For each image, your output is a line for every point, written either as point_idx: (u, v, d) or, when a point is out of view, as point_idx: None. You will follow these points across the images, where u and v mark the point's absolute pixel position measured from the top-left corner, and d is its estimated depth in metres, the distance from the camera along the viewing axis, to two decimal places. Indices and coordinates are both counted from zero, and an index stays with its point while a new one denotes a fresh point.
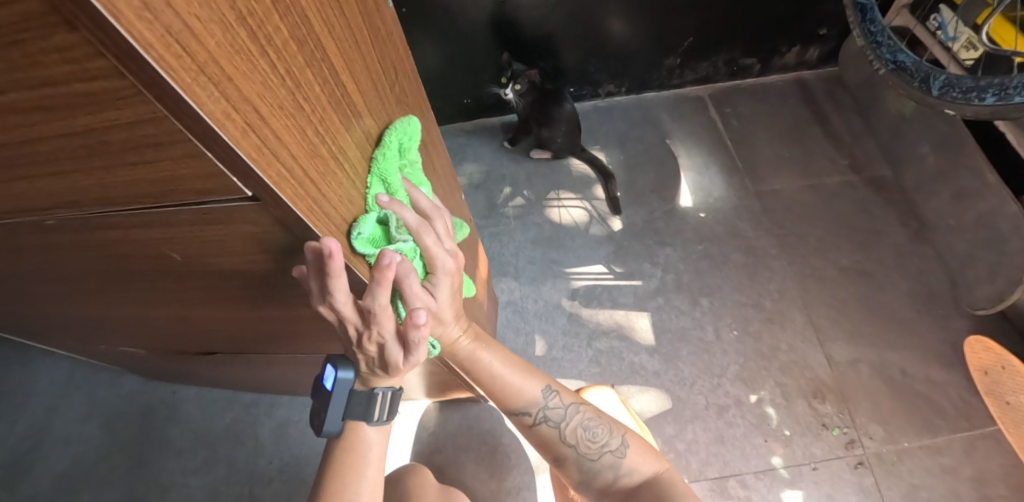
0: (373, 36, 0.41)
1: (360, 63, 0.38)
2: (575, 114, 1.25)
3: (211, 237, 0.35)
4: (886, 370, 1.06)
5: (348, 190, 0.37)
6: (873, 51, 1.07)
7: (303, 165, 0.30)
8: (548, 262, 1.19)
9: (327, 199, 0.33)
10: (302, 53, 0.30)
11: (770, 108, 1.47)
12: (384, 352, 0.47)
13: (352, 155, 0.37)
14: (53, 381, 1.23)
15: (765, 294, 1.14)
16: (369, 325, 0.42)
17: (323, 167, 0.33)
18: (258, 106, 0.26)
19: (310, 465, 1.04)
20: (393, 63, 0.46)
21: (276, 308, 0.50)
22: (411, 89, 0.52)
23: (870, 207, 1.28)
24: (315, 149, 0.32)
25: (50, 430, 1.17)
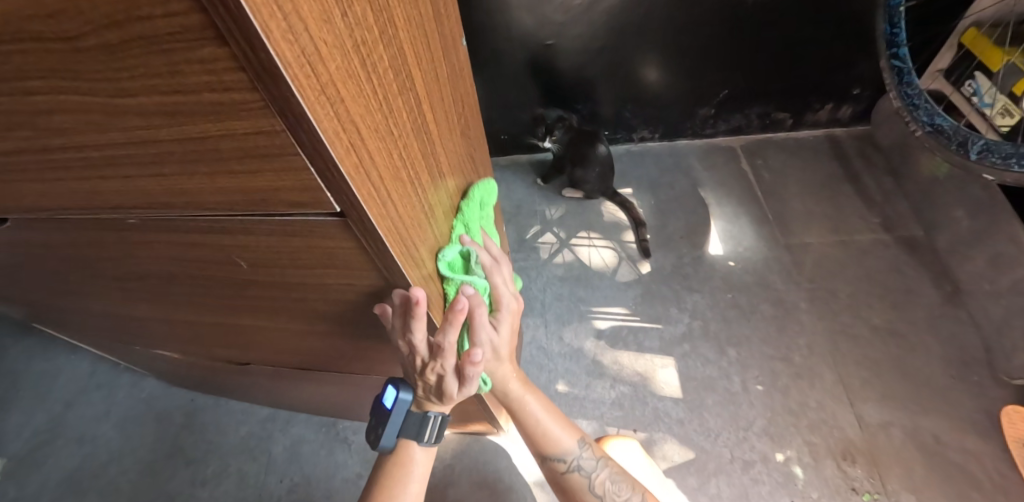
0: (448, 71, 0.43)
1: (437, 95, 0.41)
2: (609, 156, 1.28)
3: (284, 248, 0.36)
4: (921, 437, 1.01)
5: (419, 215, 0.38)
6: (910, 113, 1.10)
7: (387, 188, 0.31)
8: (574, 300, 1.19)
9: (402, 221, 0.34)
10: (397, 83, 0.32)
11: (801, 163, 1.49)
12: (442, 382, 0.51)
13: (424, 183, 0.38)
14: (76, 379, 1.24)
15: (794, 348, 1.11)
16: (435, 356, 0.48)
17: (402, 190, 0.34)
18: (360, 128, 0.27)
19: (319, 487, 1.01)
20: (461, 96, 0.48)
21: (326, 325, 0.52)
22: (472, 123, 0.54)
23: (903, 267, 1.26)
24: (397, 172, 0.33)
25: (66, 427, 1.18)
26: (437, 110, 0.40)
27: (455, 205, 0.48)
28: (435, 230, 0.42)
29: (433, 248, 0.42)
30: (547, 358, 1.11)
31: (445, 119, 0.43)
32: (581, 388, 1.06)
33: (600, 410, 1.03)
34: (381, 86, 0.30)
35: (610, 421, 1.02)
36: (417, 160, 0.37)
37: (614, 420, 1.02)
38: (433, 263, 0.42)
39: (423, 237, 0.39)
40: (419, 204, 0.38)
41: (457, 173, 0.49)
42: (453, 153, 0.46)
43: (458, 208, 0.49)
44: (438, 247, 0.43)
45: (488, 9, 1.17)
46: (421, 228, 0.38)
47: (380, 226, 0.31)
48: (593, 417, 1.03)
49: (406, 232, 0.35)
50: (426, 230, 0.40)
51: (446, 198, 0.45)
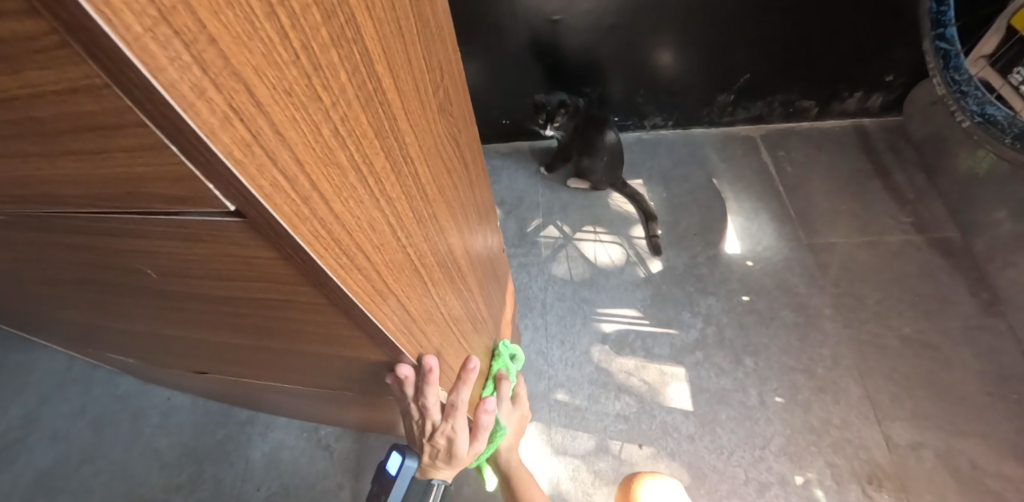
0: (421, 27, 0.34)
1: (402, 56, 0.31)
2: (619, 143, 1.18)
3: (190, 257, 0.28)
4: (955, 460, 0.91)
5: (375, 213, 0.29)
6: (956, 101, 1.00)
7: (312, 176, 0.22)
8: (579, 301, 1.10)
9: (344, 223, 0.25)
10: (330, 28, 0.23)
11: (825, 156, 1.38)
12: (451, 445, 0.58)
13: (382, 171, 0.30)
14: (50, 374, 1.18)
15: (817, 360, 1.01)
16: (444, 419, 0.54)
17: (340, 181, 0.25)
18: (255, 86, 0.18)
19: (299, 497, 0.95)
20: (441, 63, 0.39)
21: (270, 341, 0.43)
22: (459, 99, 0.44)
23: (936, 272, 1.15)
24: (332, 155, 0.24)
25: (40, 423, 1.11)
26: (401, 75, 0.31)
27: (434, 200, 0.39)
28: (403, 233, 0.33)
29: (401, 254, 0.33)
30: (547, 365, 1.02)
31: (415, 88, 0.34)
32: (583, 399, 0.98)
33: (604, 423, 0.95)
34: (300, 29, 0.20)
35: (613, 435, 0.94)
36: (370, 140, 0.28)
37: (617, 435, 0.94)
38: (402, 273, 0.33)
39: (383, 240, 0.30)
40: (375, 198, 0.29)
41: (436, 161, 0.39)
42: (428, 132, 0.37)
43: (438, 203, 0.40)
44: (407, 255, 0.34)
45: None
46: (380, 229, 0.30)
47: (298, 232, 0.22)
48: (596, 430, 0.94)
49: (354, 236, 0.26)
50: (388, 233, 0.31)
51: (420, 193, 0.36)
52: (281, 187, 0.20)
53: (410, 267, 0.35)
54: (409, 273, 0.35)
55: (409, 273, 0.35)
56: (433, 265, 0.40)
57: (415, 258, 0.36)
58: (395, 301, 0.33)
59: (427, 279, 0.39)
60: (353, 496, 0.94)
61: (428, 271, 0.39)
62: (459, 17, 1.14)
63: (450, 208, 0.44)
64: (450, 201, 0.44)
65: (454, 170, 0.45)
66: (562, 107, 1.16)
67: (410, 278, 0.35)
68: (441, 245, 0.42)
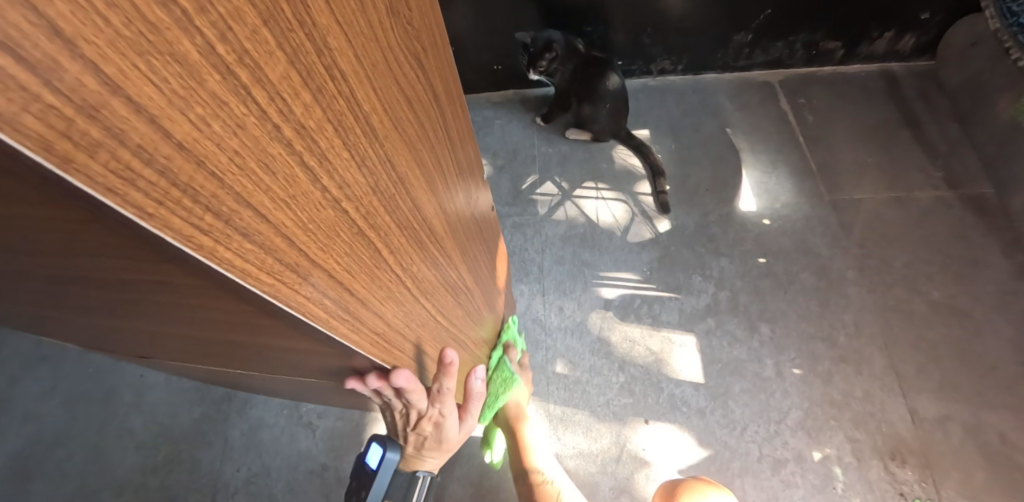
0: None
1: None
2: (623, 88, 1.06)
3: None
4: (984, 436, 0.84)
5: (267, 145, 0.19)
6: (1012, 37, 0.88)
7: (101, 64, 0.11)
8: (578, 264, 1.01)
9: (194, 159, 0.15)
10: None
11: (850, 104, 1.26)
12: (438, 430, 0.52)
13: (279, 79, 0.19)
14: (15, 350, 1.10)
15: (838, 326, 0.94)
16: (431, 406, 0.47)
17: (177, 81, 0.14)
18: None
19: (281, 479, 0.91)
20: None
21: (179, 330, 0.33)
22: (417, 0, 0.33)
23: (968, 231, 1.06)
24: (160, 36, 0.13)
25: (8, 402, 1.05)
26: None
27: (384, 138, 0.29)
28: (331, 178, 0.23)
29: (328, 210, 0.23)
30: (542, 334, 0.94)
31: None
32: (584, 371, 0.90)
33: (606, 397, 0.88)
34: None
35: (618, 410, 0.87)
36: (252, 23, 0.17)
37: (622, 410, 0.87)
38: (332, 236, 0.24)
39: (288, 187, 0.20)
40: (265, 120, 0.18)
41: (385, 80, 0.28)
42: (370, 40, 0.26)
43: (392, 141, 0.30)
44: (343, 213, 0.25)
45: None
46: (279, 170, 0.19)
47: (77, 171, 0.12)
48: (598, 404, 0.87)
49: (223, 182, 0.17)
50: (298, 178, 0.21)
51: (361, 127, 0.26)
52: (11, 77, 0.09)
53: (348, 229, 0.25)
54: (347, 239, 0.25)
55: (346, 236, 0.25)
56: (389, 226, 0.30)
57: (355, 217, 0.26)
58: (323, 278, 0.23)
59: (380, 245, 0.29)
60: (338, 477, 0.90)
61: (382, 234, 0.29)
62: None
63: (413, 150, 0.34)
64: (412, 140, 0.33)
65: (416, 98, 0.34)
66: (548, 51, 1.03)
67: (348, 244, 0.25)
68: (401, 199, 0.32)
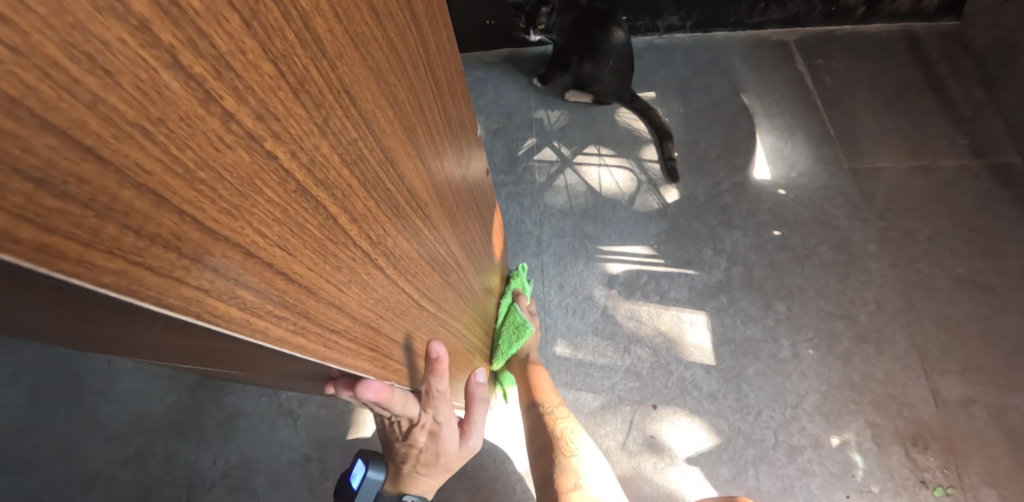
0: None
1: None
2: (628, 45, 0.96)
3: None
4: (1010, 419, 0.80)
5: (86, 17, 0.09)
6: None
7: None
8: (580, 237, 0.93)
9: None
10: None
11: (870, 66, 1.17)
12: (435, 440, 0.45)
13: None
14: None
15: (859, 304, 0.87)
16: (423, 413, 0.40)
17: None
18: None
19: (261, 472, 0.85)
20: None
21: (66, 339, 0.23)
22: None
23: (996, 203, 1.00)
24: None
25: None
26: None
27: (338, 57, 0.20)
28: (241, 101, 0.15)
29: (239, 150, 0.15)
30: (541, 312, 0.87)
31: None
32: (587, 352, 0.84)
33: (611, 381, 0.82)
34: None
35: (623, 395, 0.81)
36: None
37: (627, 395, 0.81)
38: (248, 192, 0.15)
39: (148, 102, 0.11)
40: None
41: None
42: None
43: (350, 64, 0.21)
44: (266, 158, 0.16)
45: None
46: (122, 68, 0.11)
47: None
48: (601, 387, 0.81)
49: None
50: (169, 89, 0.12)
51: (294, 29, 0.17)
52: None
53: (278, 184, 0.17)
54: (277, 198, 0.17)
55: (276, 195, 0.17)
56: (350, 185, 0.22)
57: (292, 165, 0.17)
58: (237, 257, 0.15)
59: (336, 211, 0.21)
60: (323, 468, 0.84)
61: (339, 196, 0.21)
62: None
63: (383, 83, 0.25)
64: (381, 70, 0.25)
65: (386, 13, 0.25)
66: (544, 5, 0.93)
67: (280, 206, 0.17)
68: (367, 148, 0.23)
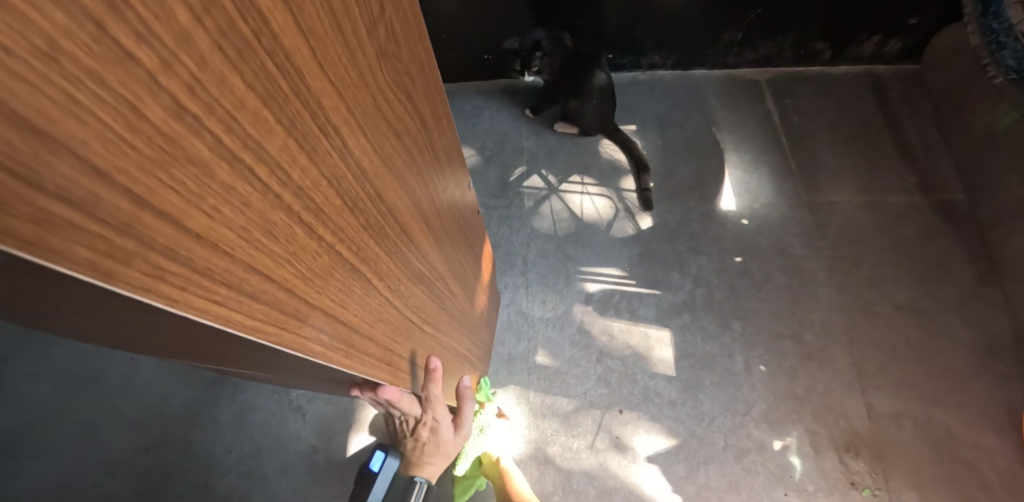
0: None
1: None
2: (610, 84, 1.07)
3: (54, 313, 0.22)
4: (933, 430, 0.92)
5: (269, 214, 0.21)
6: (991, 57, 0.89)
7: (72, 143, 0.11)
8: (562, 258, 1.03)
9: (211, 245, 0.17)
10: None
11: (834, 105, 1.29)
12: (435, 434, 0.55)
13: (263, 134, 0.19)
14: None
15: (806, 325, 0.98)
16: (425, 412, 0.50)
17: (193, 186, 0.16)
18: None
19: (271, 460, 0.95)
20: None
21: (196, 356, 0.36)
22: (408, 40, 0.35)
23: (937, 237, 1.11)
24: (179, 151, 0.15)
25: None
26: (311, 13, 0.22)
27: (375, 178, 0.31)
28: (326, 227, 0.25)
29: (326, 256, 0.26)
30: (526, 325, 0.97)
31: (339, 30, 0.24)
32: (564, 362, 0.94)
33: (584, 388, 0.92)
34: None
35: (594, 400, 0.91)
36: (237, 92, 0.17)
37: (598, 400, 0.91)
38: (315, 272, 0.25)
39: (289, 245, 0.22)
40: (248, 175, 0.19)
41: (367, 113, 0.29)
42: (362, 91, 0.28)
43: (383, 178, 0.32)
44: (339, 256, 0.27)
45: None
46: (280, 232, 0.22)
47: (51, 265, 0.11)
48: (576, 393, 0.92)
49: (229, 257, 0.18)
50: (298, 236, 0.23)
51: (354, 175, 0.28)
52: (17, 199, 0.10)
53: (343, 268, 0.28)
54: (341, 277, 0.28)
55: (342, 276, 0.28)
56: (371, 251, 0.31)
57: (338, 247, 0.27)
58: (320, 315, 0.26)
59: (371, 276, 0.32)
60: (327, 458, 0.94)
61: (364, 259, 0.31)
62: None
63: (401, 180, 0.36)
64: (402, 172, 0.36)
65: (405, 132, 0.36)
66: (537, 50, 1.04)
67: (343, 281, 0.28)
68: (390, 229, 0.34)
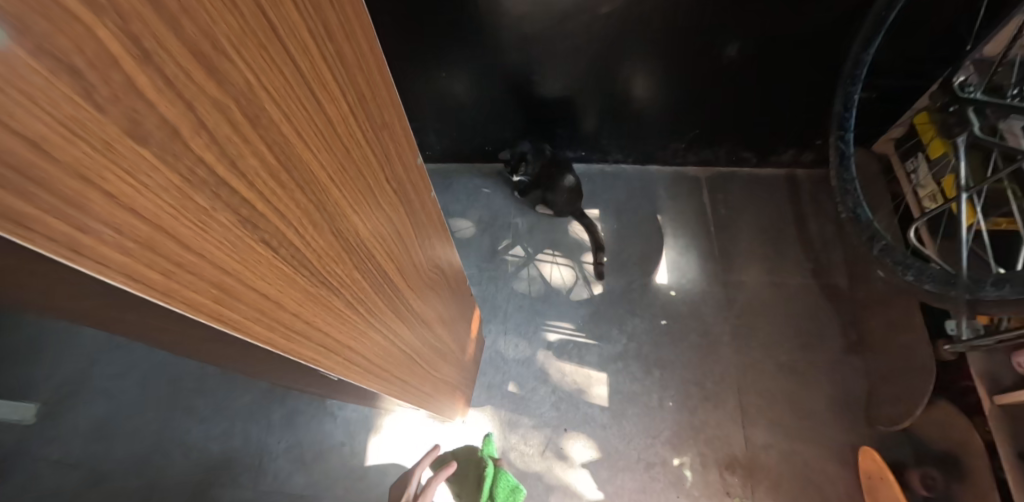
0: (390, 197, 0.54)
1: (381, 228, 0.51)
2: (577, 183, 1.44)
3: (270, 371, 0.53)
4: (792, 458, 1.26)
5: (360, 329, 0.51)
6: (841, 197, 1.20)
7: (312, 323, 0.40)
8: (532, 312, 1.39)
9: (344, 348, 0.47)
10: (336, 257, 0.41)
11: (758, 200, 1.64)
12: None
13: (344, 279, 0.43)
14: (100, 350, 1.65)
15: (708, 375, 1.34)
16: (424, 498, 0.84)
17: (340, 329, 0.45)
18: (218, 243, 0.26)
19: (311, 449, 1.37)
20: (402, 199, 0.59)
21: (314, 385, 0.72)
22: (411, 209, 0.65)
23: (819, 313, 1.46)
24: (338, 317, 0.44)
25: (97, 385, 1.59)
26: (380, 240, 0.51)
27: (398, 292, 0.61)
28: (377, 324, 0.55)
29: (376, 339, 0.56)
30: (503, 363, 1.33)
31: (387, 236, 0.54)
32: (527, 390, 1.29)
33: (541, 410, 1.27)
34: (277, 196, 0.31)
35: (547, 420, 1.26)
36: (347, 276, 0.44)
37: (550, 420, 1.26)
38: (370, 346, 0.55)
39: (363, 339, 0.53)
40: (357, 316, 0.49)
41: (386, 246, 0.54)
42: (394, 255, 0.58)
43: (400, 291, 0.63)
44: (380, 335, 0.57)
45: (484, 34, 1.28)
46: (362, 334, 0.52)
47: (255, 340, 0.33)
48: (535, 415, 1.27)
49: (348, 351, 0.49)
50: (368, 333, 0.53)
51: (389, 296, 0.58)
52: (302, 341, 0.39)
53: (379, 342, 0.58)
54: (379, 346, 0.58)
55: (379, 346, 0.58)
56: (382, 319, 0.57)
57: (373, 326, 0.54)
58: (370, 366, 0.56)
59: (390, 340, 0.62)
60: (352, 449, 1.35)
61: (377, 324, 0.56)
62: (456, 54, 1.34)
63: (408, 286, 0.66)
64: (408, 282, 0.67)
65: (410, 259, 0.66)
66: (522, 161, 1.42)
67: (379, 348, 0.59)
68: (401, 314, 0.65)
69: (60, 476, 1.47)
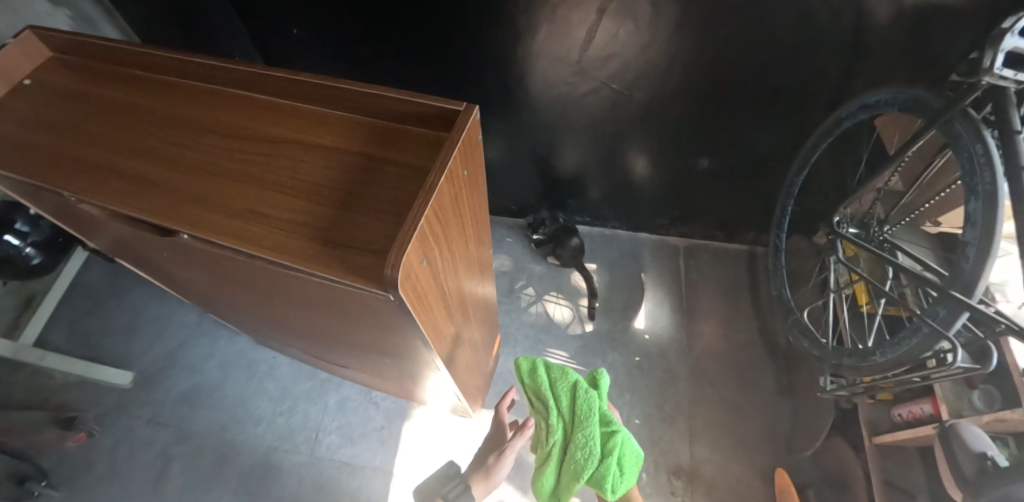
0: (474, 263, 0.95)
1: (467, 280, 0.92)
2: (581, 244, 1.88)
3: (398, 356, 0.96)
4: (727, 472, 1.64)
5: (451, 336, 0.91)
6: (773, 280, 1.67)
7: (441, 330, 0.80)
8: (537, 340, 1.84)
9: (444, 345, 0.88)
10: (452, 298, 0.82)
11: (723, 267, 2.05)
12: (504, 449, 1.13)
13: (453, 308, 0.84)
14: (185, 332, 2.07)
15: (666, 403, 1.75)
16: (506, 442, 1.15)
17: (446, 334, 0.86)
18: (430, 296, 0.67)
19: (357, 429, 1.79)
20: (478, 261, 1.01)
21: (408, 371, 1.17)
22: (481, 264, 1.06)
23: (762, 363, 1.84)
24: (447, 328, 0.85)
25: (180, 362, 2.00)
26: (466, 287, 0.92)
27: (466, 316, 1.02)
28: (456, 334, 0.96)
29: (454, 342, 0.97)
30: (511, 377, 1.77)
31: (469, 284, 0.95)
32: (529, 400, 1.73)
33: None
34: (444, 274, 0.72)
35: None
36: (453, 307, 0.85)
37: None
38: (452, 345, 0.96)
39: (450, 341, 0.93)
40: (451, 328, 0.89)
41: (468, 289, 0.95)
42: (469, 293, 0.99)
43: (467, 315, 1.04)
44: (456, 340, 0.98)
45: (519, 134, 1.75)
46: (451, 338, 0.92)
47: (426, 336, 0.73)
48: None
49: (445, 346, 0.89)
50: (452, 339, 0.94)
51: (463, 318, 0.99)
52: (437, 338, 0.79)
53: (455, 344, 0.99)
54: (454, 347, 0.99)
55: (454, 347, 0.99)
56: (458, 330, 0.97)
57: (455, 335, 0.95)
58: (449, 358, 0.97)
59: (458, 343, 1.03)
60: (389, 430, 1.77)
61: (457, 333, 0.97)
62: (497, 143, 1.81)
63: (471, 311, 1.07)
64: (471, 309, 1.08)
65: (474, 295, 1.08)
66: (541, 226, 1.90)
67: (454, 348, 0.99)
68: (465, 329, 1.06)
69: (149, 429, 1.86)
